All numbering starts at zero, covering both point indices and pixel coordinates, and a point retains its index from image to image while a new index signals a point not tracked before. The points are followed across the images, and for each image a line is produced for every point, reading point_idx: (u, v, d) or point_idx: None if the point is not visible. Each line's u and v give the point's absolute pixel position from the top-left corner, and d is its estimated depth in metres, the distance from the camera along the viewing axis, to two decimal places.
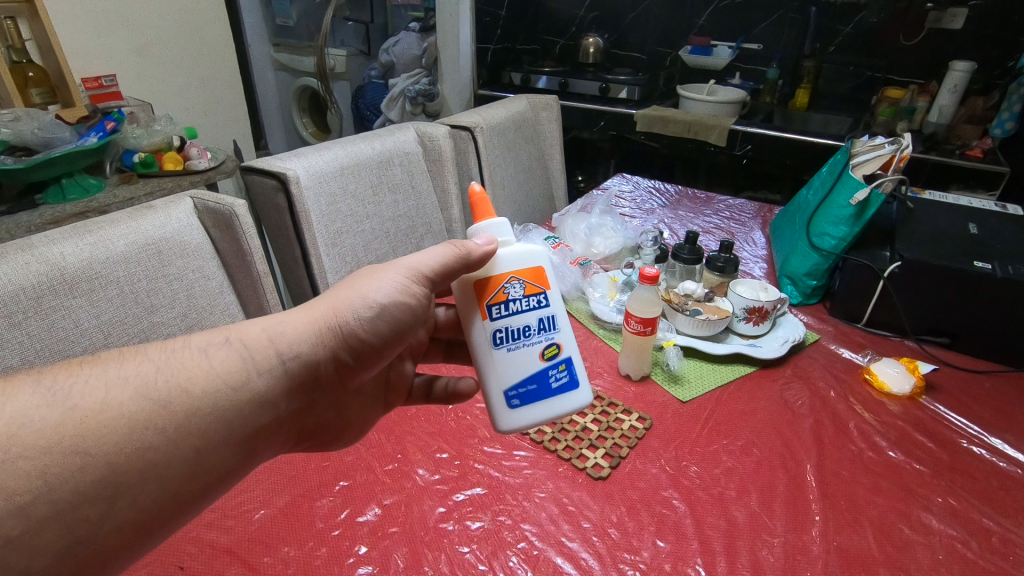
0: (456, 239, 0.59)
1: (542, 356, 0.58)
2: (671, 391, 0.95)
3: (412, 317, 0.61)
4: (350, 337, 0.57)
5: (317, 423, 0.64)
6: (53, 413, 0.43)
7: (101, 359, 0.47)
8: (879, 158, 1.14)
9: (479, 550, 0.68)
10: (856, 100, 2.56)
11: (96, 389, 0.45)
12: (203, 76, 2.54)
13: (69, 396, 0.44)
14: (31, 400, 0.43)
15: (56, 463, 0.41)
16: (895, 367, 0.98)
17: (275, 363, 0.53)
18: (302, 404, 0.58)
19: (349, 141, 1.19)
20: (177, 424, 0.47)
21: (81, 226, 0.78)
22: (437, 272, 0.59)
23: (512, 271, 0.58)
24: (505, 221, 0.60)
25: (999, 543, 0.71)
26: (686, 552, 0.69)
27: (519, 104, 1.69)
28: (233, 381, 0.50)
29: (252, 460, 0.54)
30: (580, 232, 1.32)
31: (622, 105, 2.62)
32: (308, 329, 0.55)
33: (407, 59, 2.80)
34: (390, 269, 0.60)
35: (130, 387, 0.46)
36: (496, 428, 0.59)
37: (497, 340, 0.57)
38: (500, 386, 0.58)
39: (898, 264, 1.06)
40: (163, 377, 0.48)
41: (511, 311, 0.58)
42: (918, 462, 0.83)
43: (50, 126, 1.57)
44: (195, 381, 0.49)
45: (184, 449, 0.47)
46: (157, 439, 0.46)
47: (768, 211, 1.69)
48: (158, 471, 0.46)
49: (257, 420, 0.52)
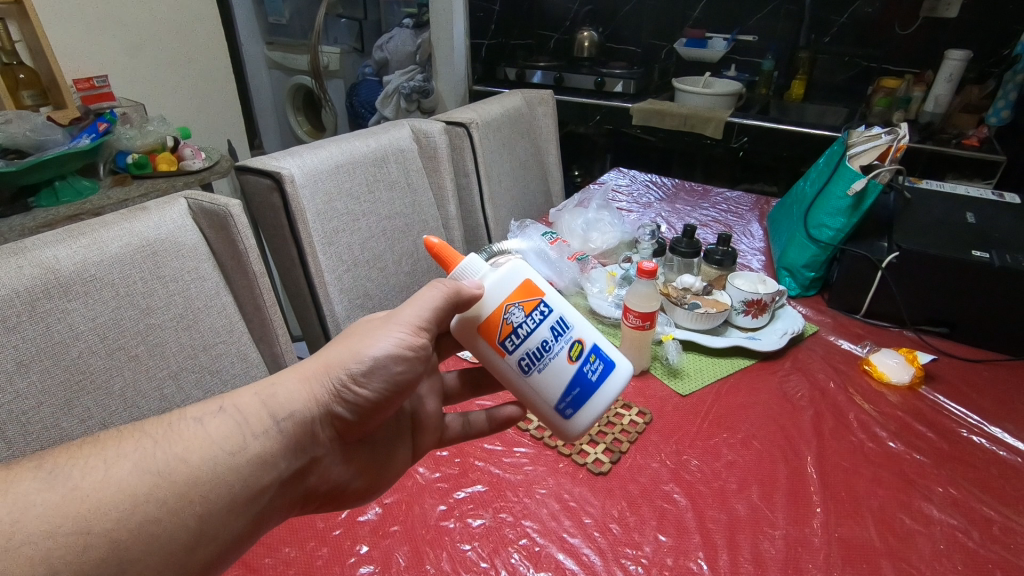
0: (443, 281, 0.58)
1: (571, 357, 0.58)
2: (671, 385, 0.95)
3: (413, 372, 0.59)
4: (346, 394, 0.56)
5: (327, 486, 0.61)
6: (55, 497, 0.42)
7: (100, 440, 0.47)
8: (876, 149, 1.15)
9: (481, 547, 0.68)
10: (852, 91, 2.56)
11: (95, 468, 0.45)
12: (196, 76, 2.52)
13: (70, 478, 0.44)
14: (32, 486, 0.42)
15: (60, 545, 0.41)
16: (894, 358, 0.98)
17: (270, 425, 0.53)
18: (302, 465, 0.56)
19: (343, 140, 1.19)
20: (178, 494, 0.46)
21: (76, 229, 0.77)
22: (430, 320, 0.58)
23: (505, 299, 0.57)
24: (476, 259, 0.59)
25: (1000, 533, 0.71)
26: (688, 546, 0.69)
27: (515, 100, 1.68)
28: (230, 446, 0.50)
29: (257, 524, 0.52)
30: (578, 227, 1.32)
31: (618, 99, 2.61)
32: (301, 390, 0.55)
33: (401, 56, 2.78)
34: (388, 324, 0.59)
35: (129, 463, 0.46)
36: (567, 438, 0.60)
37: (525, 367, 0.57)
38: (550, 404, 0.59)
39: (896, 255, 1.06)
40: (161, 449, 0.47)
41: (523, 336, 0.57)
42: (918, 452, 0.83)
43: (41, 129, 1.56)
44: (192, 449, 0.48)
45: (186, 518, 0.46)
46: (158, 512, 0.45)
47: (766, 203, 1.68)
48: (161, 543, 0.45)
49: (259, 482, 0.51)
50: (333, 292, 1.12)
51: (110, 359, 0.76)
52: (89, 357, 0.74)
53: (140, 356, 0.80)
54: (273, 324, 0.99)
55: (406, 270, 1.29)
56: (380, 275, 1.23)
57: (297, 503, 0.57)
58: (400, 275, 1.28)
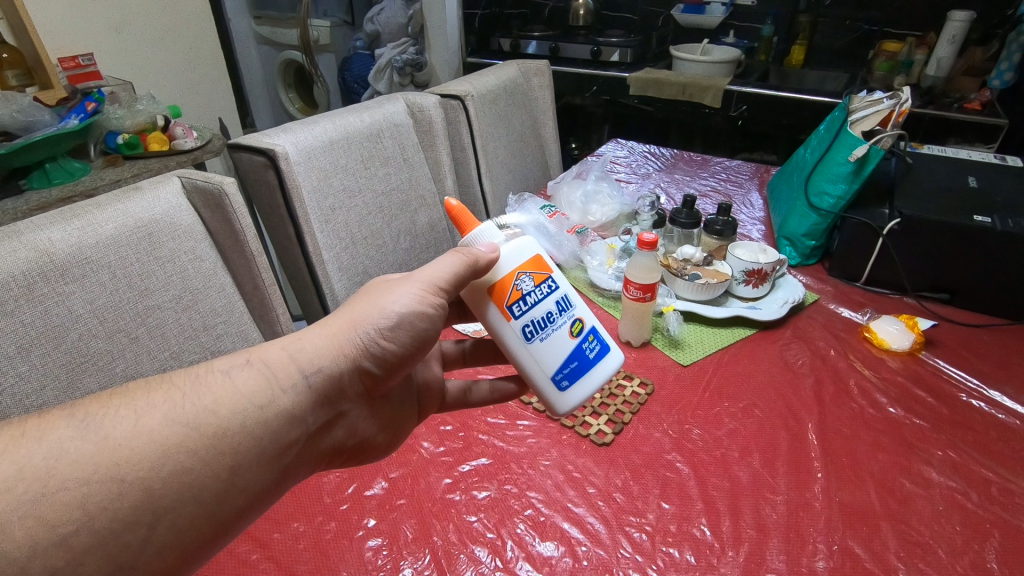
0: (459, 249, 0.57)
1: (572, 333, 0.58)
2: (672, 355, 0.95)
3: (435, 330, 0.58)
4: (372, 348, 0.55)
5: (353, 440, 0.60)
6: (89, 444, 0.41)
7: (129, 390, 0.46)
8: (878, 114, 1.12)
9: (486, 518, 0.69)
10: (853, 55, 2.51)
11: (126, 417, 0.43)
12: (184, 53, 2.47)
13: (101, 427, 0.42)
14: (65, 434, 0.41)
15: (94, 492, 0.40)
16: (895, 325, 0.98)
17: (299, 378, 0.51)
18: (329, 419, 0.55)
19: (336, 115, 1.16)
20: (209, 444, 0.45)
21: (69, 210, 0.76)
22: (452, 284, 0.56)
23: (518, 266, 0.56)
24: (491, 228, 0.58)
25: (998, 493, 0.72)
26: (691, 513, 0.70)
27: (510, 71, 1.64)
28: (258, 399, 0.48)
29: (283, 478, 0.52)
30: (576, 200, 1.31)
31: (615, 68, 2.57)
32: (328, 344, 0.54)
33: (393, 28, 2.70)
34: (408, 283, 0.57)
35: (160, 413, 0.44)
36: (555, 413, 0.58)
37: (528, 335, 0.56)
38: (545, 375, 0.57)
39: (897, 221, 1.05)
40: (191, 401, 0.46)
41: (530, 304, 0.56)
42: (918, 417, 0.83)
43: (28, 110, 1.53)
44: (222, 401, 0.47)
45: (218, 469, 0.45)
46: (191, 462, 0.44)
47: (765, 172, 1.67)
48: (194, 494, 0.44)
49: (287, 436, 0.50)
50: (331, 270, 1.12)
51: (110, 342, 0.76)
52: (89, 341, 0.74)
53: (140, 337, 0.80)
54: (273, 303, 0.98)
55: (404, 246, 1.29)
56: (379, 252, 1.23)
57: (323, 459, 0.57)
58: (399, 251, 1.28)
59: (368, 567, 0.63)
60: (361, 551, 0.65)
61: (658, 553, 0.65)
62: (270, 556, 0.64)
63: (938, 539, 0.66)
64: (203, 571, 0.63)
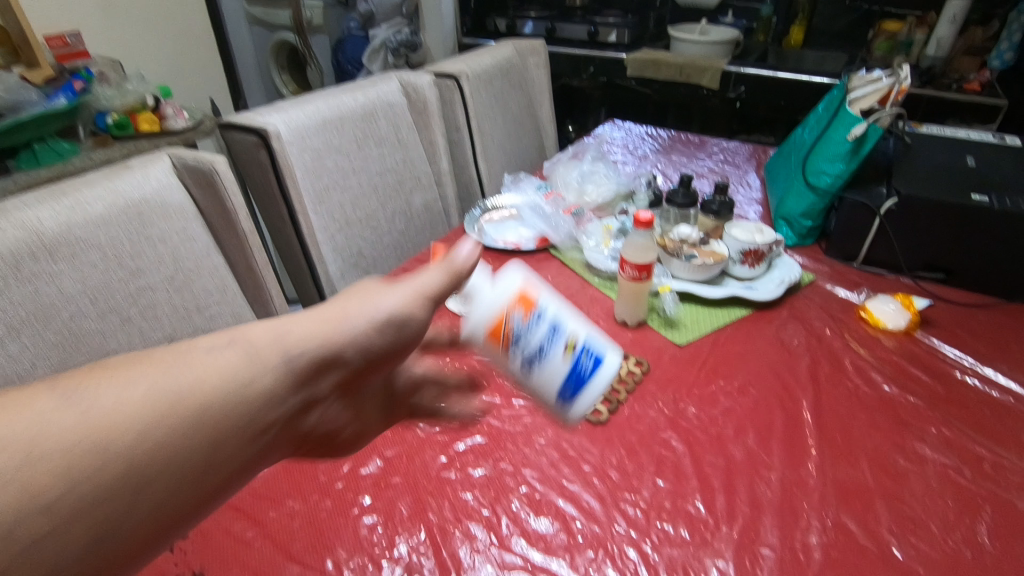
0: (443, 259, 0.60)
1: (567, 353, 0.56)
2: (668, 335, 0.95)
3: (417, 333, 0.58)
4: (356, 344, 0.53)
5: (328, 434, 0.56)
6: (63, 416, 0.37)
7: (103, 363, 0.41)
8: (877, 92, 1.10)
9: (482, 496, 0.69)
10: (852, 36, 2.49)
11: (103, 388, 0.39)
12: (174, 33, 2.43)
13: (76, 398, 0.38)
14: (34, 403, 0.37)
15: (64, 465, 0.36)
16: (891, 304, 0.98)
17: (282, 360, 0.48)
18: (309, 408, 0.51)
19: (329, 94, 1.15)
20: (192, 421, 0.41)
21: (56, 188, 0.75)
22: (439, 294, 0.58)
23: (503, 307, 0.56)
24: (474, 241, 0.60)
25: (991, 469, 0.72)
26: (686, 490, 0.70)
27: (506, 50, 1.62)
28: (243, 378, 0.45)
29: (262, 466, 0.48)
30: (572, 180, 1.29)
31: (612, 49, 2.54)
32: (314, 329, 0.50)
33: (386, 8, 2.61)
34: (395, 285, 0.57)
35: (142, 387, 0.40)
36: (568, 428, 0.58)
37: (525, 366, 0.56)
38: (550, 399, 0.57)
39: (894, 201, 1.04)
40: (175, 375, 0.42)
41: (522, 340, 0.56)
42: (912, 395, 0.83)
43: (14, 88, 1.50)
44: (208, 378, 0.43)
45: (200, 449, 0.41)
46: (174, 438, 0.40)
47: (763, 153, 1.66)
48: (172, 473, 0.40)
49: (271, 417, 0.46)
50: (325, 252, 1.11)
51: (102, 323, 0.76)
52: (79, 321, 0.74)
53: (133, 319, 0.79)
54: (267, 285, 0.98)
55: (399, 227, 1.28)
56: (373, 234, 1.22)
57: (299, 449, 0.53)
58: (394, 233, 1.27)
59: (364, 544, 0.63)
60: (356, 528, 0.65)
61: (653, 529, 0.65)
62: (266, 533, 0.64)
63: (930, 514, 0.67)
64: (198, 548, 0.63)
